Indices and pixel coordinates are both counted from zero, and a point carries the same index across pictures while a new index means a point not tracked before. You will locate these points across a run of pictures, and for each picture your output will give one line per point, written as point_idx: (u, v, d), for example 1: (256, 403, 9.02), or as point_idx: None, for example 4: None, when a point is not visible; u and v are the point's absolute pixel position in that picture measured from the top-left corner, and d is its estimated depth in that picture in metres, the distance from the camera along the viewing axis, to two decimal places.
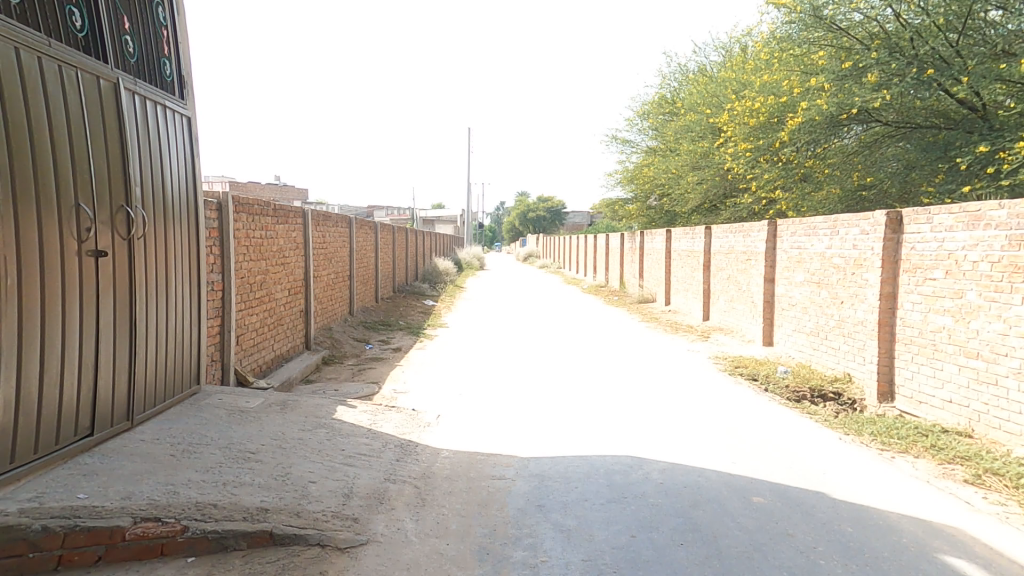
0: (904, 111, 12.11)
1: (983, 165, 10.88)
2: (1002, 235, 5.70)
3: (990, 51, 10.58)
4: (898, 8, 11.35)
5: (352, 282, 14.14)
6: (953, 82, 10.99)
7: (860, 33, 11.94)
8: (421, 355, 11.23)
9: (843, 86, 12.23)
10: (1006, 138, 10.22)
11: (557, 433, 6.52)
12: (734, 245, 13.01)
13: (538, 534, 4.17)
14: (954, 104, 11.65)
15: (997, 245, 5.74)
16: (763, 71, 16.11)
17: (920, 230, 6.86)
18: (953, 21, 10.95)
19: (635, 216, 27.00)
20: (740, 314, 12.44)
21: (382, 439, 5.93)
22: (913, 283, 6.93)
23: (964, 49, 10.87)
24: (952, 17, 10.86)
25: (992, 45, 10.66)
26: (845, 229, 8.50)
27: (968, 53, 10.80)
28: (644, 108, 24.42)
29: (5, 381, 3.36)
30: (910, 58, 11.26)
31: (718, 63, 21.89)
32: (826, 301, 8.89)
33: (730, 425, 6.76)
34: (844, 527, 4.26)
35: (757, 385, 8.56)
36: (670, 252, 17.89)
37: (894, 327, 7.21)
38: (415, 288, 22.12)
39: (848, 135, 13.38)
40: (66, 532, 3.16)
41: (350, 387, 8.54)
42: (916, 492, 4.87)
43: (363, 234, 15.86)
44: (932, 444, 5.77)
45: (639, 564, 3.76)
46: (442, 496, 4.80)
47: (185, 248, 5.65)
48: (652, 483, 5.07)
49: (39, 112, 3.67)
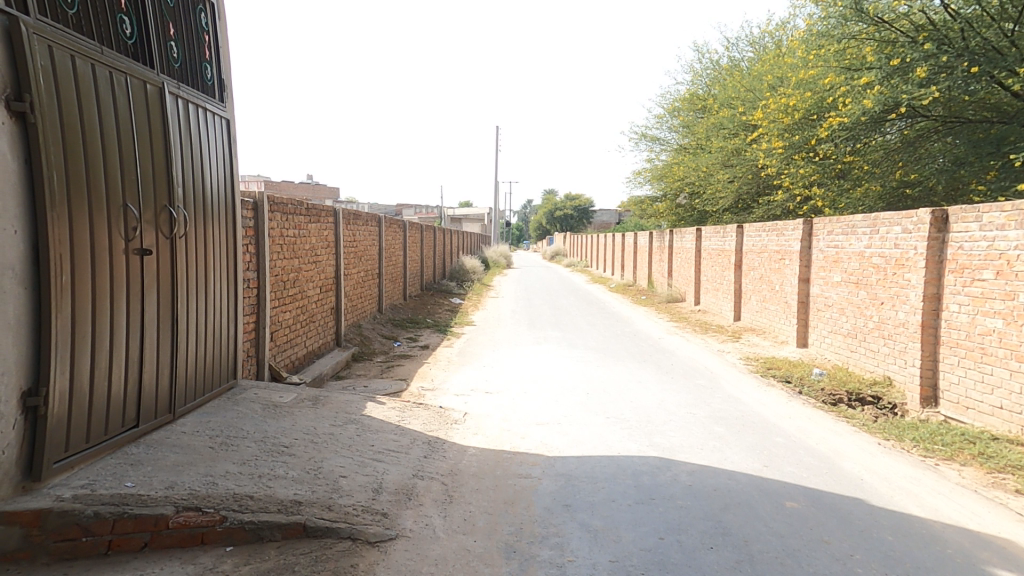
0: (952, 105, 11.63)
1: None
2: None
3: None
4: None
5: (381, 279, 14.36)
6: (1008, 74, 10.49)
7: (905, 25, 11.48)
8: (448, 353, 11.33)
9: (889, 81, 11.76)
10: None
11: (585, 433, 6.49)
12: (767, 244, 12.69)
13: (565, 534, 4.17)
14: (1008, 97, 11.13)
15: None
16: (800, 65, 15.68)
17: (968, 228, 6.60)
18: (1007, 11, 10.43)
19: (664, 215, 26.62)
20: (772, 314, 12.18)
21: (410, 435, 6.01)
22: (959, 284, 6.67)
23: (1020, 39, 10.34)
24: (1006, 7, 10.35)
25: None
26: (886, 227, 8.22)
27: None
28: (674, 104, 24.07)
29: (62, 372, 3.53)
30: (960, 50, 10.75)
31: (752, 58, 21.38)
32: (865, 302, 8.63)
33: (763, 428, 6.63)
34: (883, 535, 4.13)
35: (791, 387, 8.38)
36: (700, 251, 17.61)
37: (938, 329, 6.96)
38: (442, 287, 22.31)
39: (891, 131, 12.72)
40: (115, 518, 3.31)
41: (379, 384, 8.69)
42: (962, 502, 4.70)
43: (392, 233, 16.07)
44: (979, 451, 5.55)
45: (668, 567, 3.72)
46: (470, 494, 4.85)
47: (223, 247, 5.81)
48: (681, 486, 5.01)
49: (92, 117, 3.83)
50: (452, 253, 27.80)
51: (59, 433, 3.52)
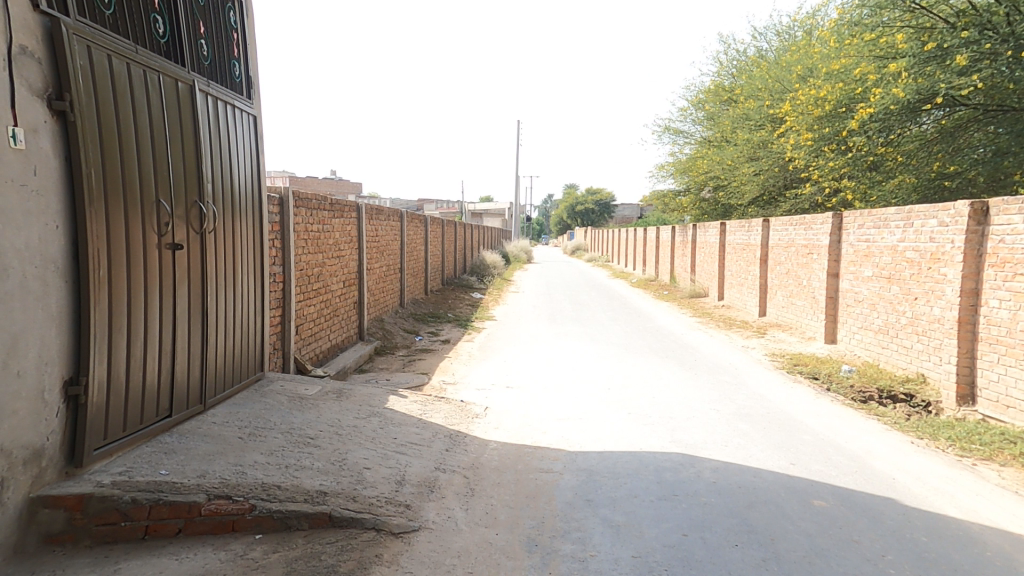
0: (994, 93, 11.18)
1: None
2: None
3: None
4: None
5: (403, 274, 14.48)
6: None
7: (944, 11, 11.07)
8: (469, 348, 11.38)
9: (926, 70, 11.40)
10: None
11: (606, 429, 6.46)
12: (794, 238, 12.43)
13: (587, 529, 4.16)
14: None
15: None
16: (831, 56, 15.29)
17: (1010, 221, 6.36)
18: None
19: (688, 209, 26.28)
20: (799, 310, 11.94)
21: (432, 429, 6.06)
22: (1000, 279, 6.44)
23: None
24: None
25: None
26: (921, 221, 7.98)
27: None
28: (699, 96, 23.71)
29: (101, 362, 3.64)
30: (1005, 36, 10.39)
31: (779, 48, 20.90)
32: (897, 297, 8.40)
33: (790, 426, 6.49)
34: (917, 536, 4.03)
35: (818, 384, 8.21)
36: (725, 246, 17.34)
37: (976, 326, 6.74)
38: (463, 281, 22.41)
39: (928, 120, 12.37)
40: (151, 505, 3.41)
41: (401, 378, 8.76)
42: (1000, 503, 4.55)
43: (414, 228, 16.18)
44: (1020, 452, 5.36)
45: (692, 563, 3.69)
46: (491, 487, 4.86)
47: (251, 242, 5.92)
48: (705, 482, 4.95)
49: (127, 114, 3.93)
50: (474, 248, 27.92)
51: (98, 421, 3.64)
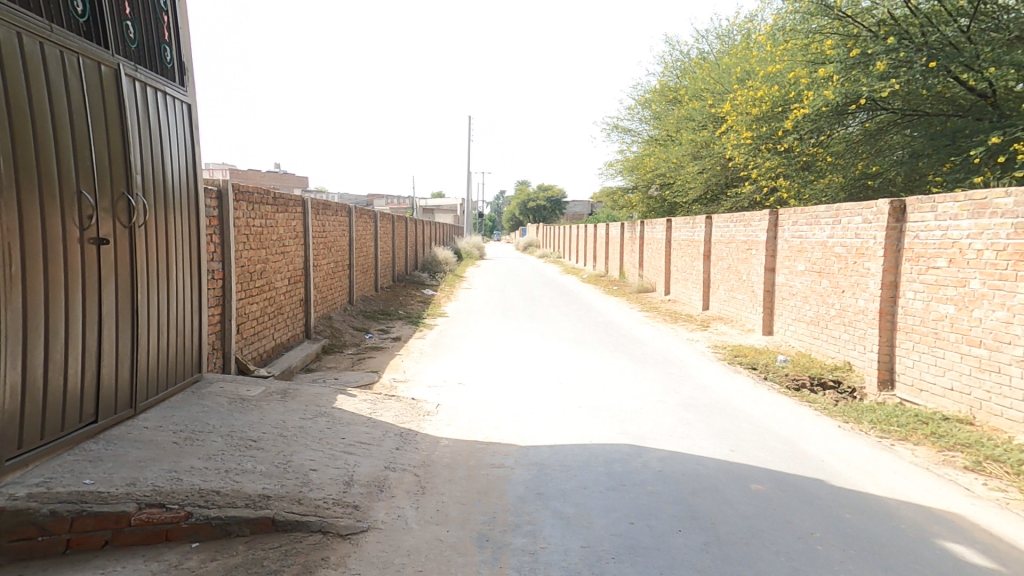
0: (910, 99, 11.97)
1: (993, 155, 10.67)
2: (1008, 223, 5.69)
3: (1004, 38, 10.57)
4: None
5: (352, 270, 14.14)
6: (963, 69, 10.89)
7: (867, 20, 11.78)
8: (421, 345, 11.25)
9: (850, 75, 12.10)
10: (1017, 128, 10.14)
11: (559, 423, 6.53)
12: (735, 235, 12.95)
13: (538, 522, 4.20)
14: (963, 91, 11.50)
15: (1003, 234, 5.74)
16: (767, 60, 16.02)
17: (923, 218, 6.85)
18: (965, 6, 10.88)
19: (636, 206, 26.92)
20: (739, 303, 12.47)
21: (382, 427, 5.96)
22: (915, 272, 6.93)
23: (974, 35, 10.85)
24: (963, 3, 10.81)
25: (1006, 31, 10.66)
26: (847, 218, 8.47)
27: (977, 39, 10.79)
28: (645, 96, 24.32)
29: (13, 366, 3.37)
30: (919, 45, 11.11)
31: (719, 50, 21.70)
32: (826, 290, 8.91)
33: (732, 414, 6.77)
34: (843, 513, 4.29)
35: (756, 374, 8.61)
36: (671, 242, 17.87)
37: (894, 316, 7.23)
38: (415, 278, 22.14)
39: (853, 123, 13.12)
40: (73, 516, 3.20)
41: (350, 376, 8.56)
42: (915, 480, 4.91)
43: (363, 223, 15.82)
44: (931, 431, 5.81)
45: (639, 550, 3.78)
46: (443, 484, 4.82)
47: (185, 236, 5.61)
48: (652, 472, 5.10)
49: (41, 98, 3.64)
50: (425, 244, 27.61)
51: (10, 429, 3.37)
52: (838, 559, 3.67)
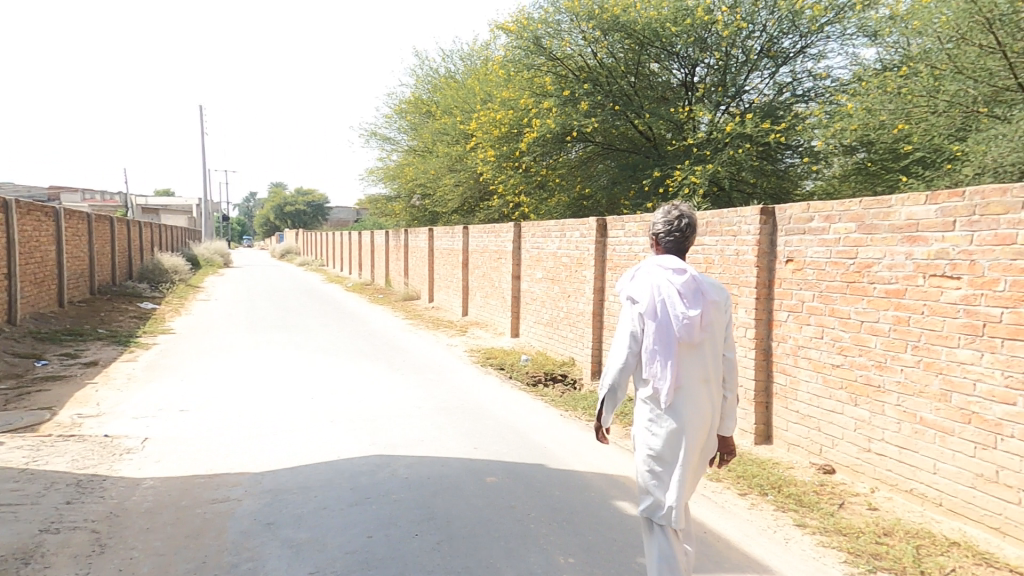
0: (607, 136, 14.69)
1: (657, 187, 13.89)
2: None
3: (656, 95, 14.11)
4: (597, 48, 13.86)
5: (12, 280, 10.86)
6: (635, 117, 14.00)
7: (572, 64, 14.14)
8: (134, 368, 9.28)
9: (564, 110, 14.15)
10: (670, 166, 13.54)
11: (306, 441, 6.04)
12: (488, 245, 13.91)
13: (262, 556, 3.74)
14: (636, 134, 14.66)
15: None
16: (494, 85, 18.07)
17: (619, 236, 8.27)
18: (631, 68, 14.03)
19: (400, 214, 27.00)
20: (492, 308, 13.44)
21: (45, 479, 4.77)
22: (615, 279, 8.32)
23: (640, 90, 14.02)
24: (630, 64, 13.93)
25: (658, 91, 14.12)
26: (570, 232, 9.80)
27: (642, 93, 14.00)
28: (401, 106, 24.67)
29: None
30: (606, 91, 13.96)
31: (464, 71, 23.25)
32: (558, 295, 10.14)
33: (478, 413, 7.17)
34: (556, 491, 4.85)
35: (504, 373, 9.32)
36: (433, 251, 18.35)
37: (602, 317, 8.58)
38: (133, 289, 18.33)
39: (571, 151, 15.48)
40: None
41: (11, 418, 6.54)
42: (609, 454, 5.84)
43: (32, 221, 12.28)
44: (622, 411, 6.99)
45: (373, 563, 3.66)
46: (141, 535, 3.97)
47: None
48: (398, 479, 5.03)
49: None
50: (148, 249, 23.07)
51: None
52: (548, 532, 4.11)
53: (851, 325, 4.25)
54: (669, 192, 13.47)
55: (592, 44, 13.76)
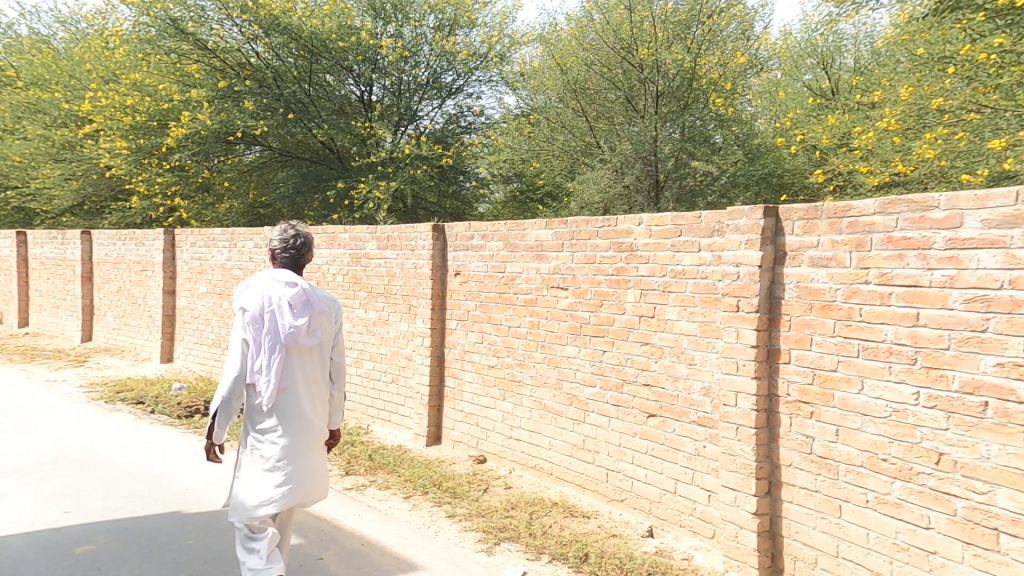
0: (286, 141, 11.85)
1: (342, 200, 11.97)
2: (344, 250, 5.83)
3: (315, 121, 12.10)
4: (257, 46, 11.22)
5: None
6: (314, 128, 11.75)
7: (229, 59, 11.29)
8: None
9: (223, 105, 11.30)
10: (354, 177, 11.80)
11: None
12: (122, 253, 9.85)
13: None
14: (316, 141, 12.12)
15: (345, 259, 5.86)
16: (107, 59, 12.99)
17: None
18: (298, 74, 11.55)
19: None
20: (134, 330, 9.74)
21: None
22: None
23: (318, 100, 11.73)
24: (297, 68, 11.47)
25: (337, 104, 11.93)
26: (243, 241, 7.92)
27: (320, 103, 11.75)
28: None
29: None
30: (276, 94, 11.39)
31: None
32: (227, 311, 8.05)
33: (85, 459, 4.89)
34: (187, 540, 3.50)
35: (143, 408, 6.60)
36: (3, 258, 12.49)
37: None
38: None
39: (244, 153, 12.03)
40: None
41: None
42: None
43: None
44: None
45: None
46: None
47: None
48: None
49: None
50: None
51: None
52: None
53: (501, 329, 4.45)
54: (354, 206, 11.77)
55: (252, 38, 11.06)
